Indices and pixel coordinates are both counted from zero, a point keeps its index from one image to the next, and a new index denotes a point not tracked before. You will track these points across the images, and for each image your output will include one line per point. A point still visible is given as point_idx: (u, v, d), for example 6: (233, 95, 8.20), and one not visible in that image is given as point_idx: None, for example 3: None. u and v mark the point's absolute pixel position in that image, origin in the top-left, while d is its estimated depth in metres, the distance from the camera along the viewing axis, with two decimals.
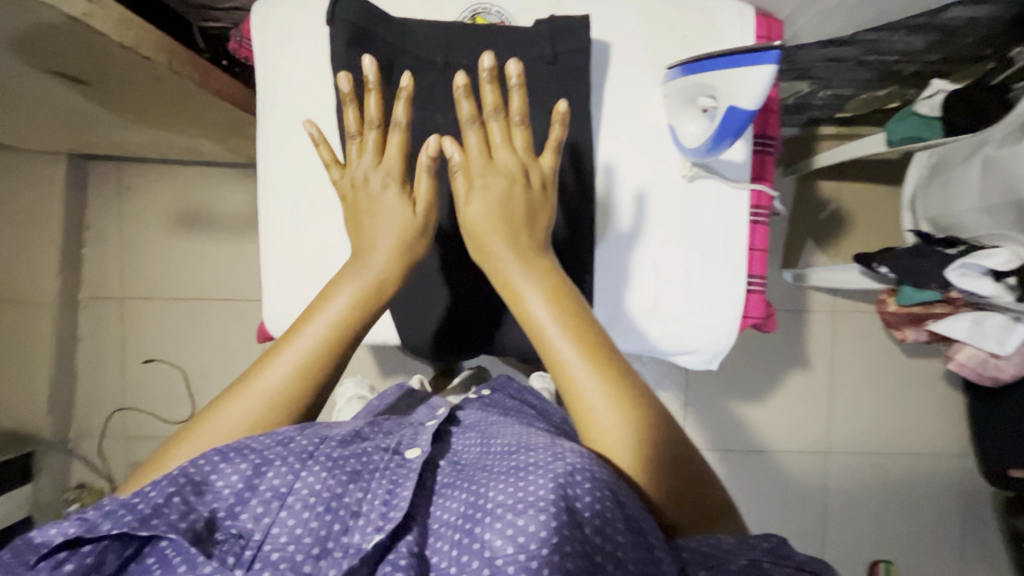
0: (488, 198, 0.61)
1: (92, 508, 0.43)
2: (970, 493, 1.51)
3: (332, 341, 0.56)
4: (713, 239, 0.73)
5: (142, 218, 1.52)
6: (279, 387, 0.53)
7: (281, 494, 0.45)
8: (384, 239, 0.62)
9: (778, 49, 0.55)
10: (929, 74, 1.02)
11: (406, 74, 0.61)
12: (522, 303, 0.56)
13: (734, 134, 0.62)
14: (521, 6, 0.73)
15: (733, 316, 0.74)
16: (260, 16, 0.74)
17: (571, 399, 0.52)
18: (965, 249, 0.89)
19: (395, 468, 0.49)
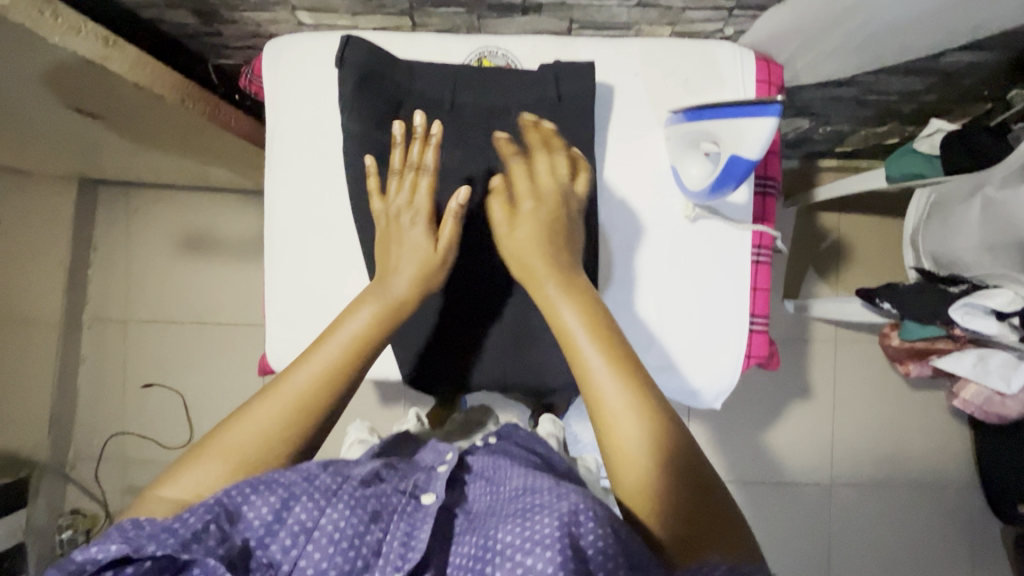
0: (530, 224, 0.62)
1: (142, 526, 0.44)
2: (978, 528, 1.48)
3: (356, 347, 0.56)
4: (716, 280, 0.73)
5: (146, 241, 1.53)
6: (304, 388, 0.53)
7: (308, 528, 0.45)
8: (407, 265, 0.63)
9: (780, 102, 0.56)
10: (928, 113, 1.03)
11: (419, 114, 0.66)
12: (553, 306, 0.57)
13: (736, 181, 0.62)
14: (526, 49, 0.74)
15: (736, 355, 0.74)
16: (270, 55, 0.75)
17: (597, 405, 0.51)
18: (967, 287, 0.88)
19: (411, 511, 0.48)
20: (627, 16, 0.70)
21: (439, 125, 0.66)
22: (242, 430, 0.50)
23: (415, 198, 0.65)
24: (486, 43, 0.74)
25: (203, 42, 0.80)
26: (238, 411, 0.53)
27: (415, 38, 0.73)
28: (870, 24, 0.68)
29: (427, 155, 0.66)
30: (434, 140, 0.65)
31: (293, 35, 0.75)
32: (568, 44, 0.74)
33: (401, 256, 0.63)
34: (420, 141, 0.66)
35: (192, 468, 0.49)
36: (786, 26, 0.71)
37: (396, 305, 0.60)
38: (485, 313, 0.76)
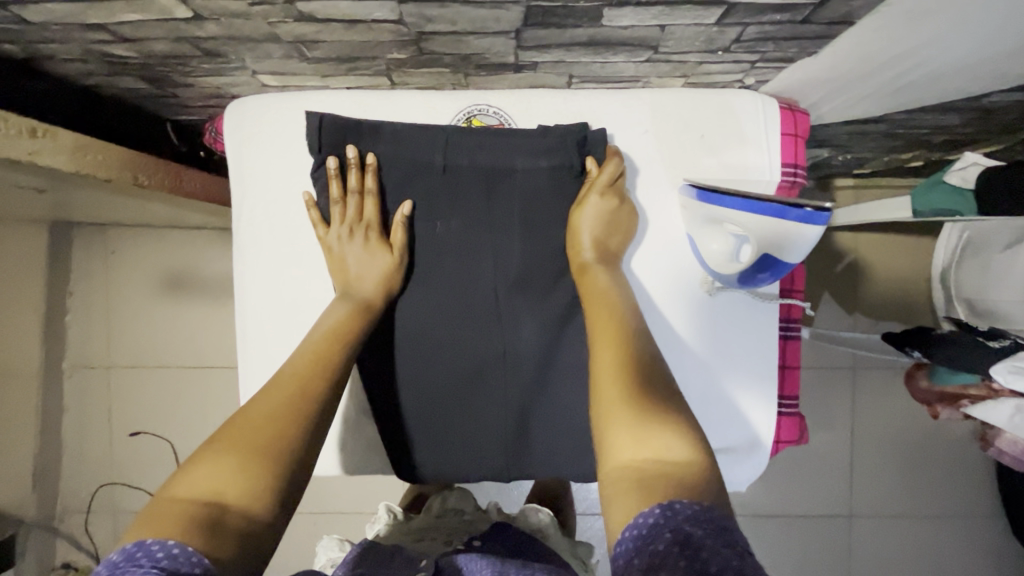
0: (591, 211, 0.62)
1: (180, 570, 0.40)
2: (1000, 555, 1.43)
3: (338, 332, 0.60)
4: (739, 362, 0.66)
5: (126, 283, 1.45)
6: (296, 368, 0.56)
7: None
8: (370, 268, 0.63)
9: (829, 211, 0.52)
10: (959, 143, 0.94)
11: (350, 146, 0.63)
12: (590, 276, 0.62)
13: (770, 275, 0.59)
14: (520, 106, 0.65)
15: (764, 442, 0.66)
16: (234, 120, 0.66)
17: (603, 360, 0.56)
18: (1009, 343, 0.80)
19: None
20: (634, 70, 0.62)
21: (372, 154, 0.63)
22: (239, 425, 0.51)
23: (363, 213, 0.64)
24: (475, 101, 0.65)
25: (159, 103, 0.72)
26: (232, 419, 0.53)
27: (396, 99, 0.65)
28: (913, 71, 0.60)
29: (366, 180, 0.64)
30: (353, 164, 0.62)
31: (257, 97, 0.66)
32: (567, 100, 0.65)
33: (360, 263, 0.63)
34: (355, 170, 0.63)
35: (195, 471, 0.47)
36: (816, 76, 0.62)
37: (363, 304, 0.62)
38: (486, 409, 0.66)
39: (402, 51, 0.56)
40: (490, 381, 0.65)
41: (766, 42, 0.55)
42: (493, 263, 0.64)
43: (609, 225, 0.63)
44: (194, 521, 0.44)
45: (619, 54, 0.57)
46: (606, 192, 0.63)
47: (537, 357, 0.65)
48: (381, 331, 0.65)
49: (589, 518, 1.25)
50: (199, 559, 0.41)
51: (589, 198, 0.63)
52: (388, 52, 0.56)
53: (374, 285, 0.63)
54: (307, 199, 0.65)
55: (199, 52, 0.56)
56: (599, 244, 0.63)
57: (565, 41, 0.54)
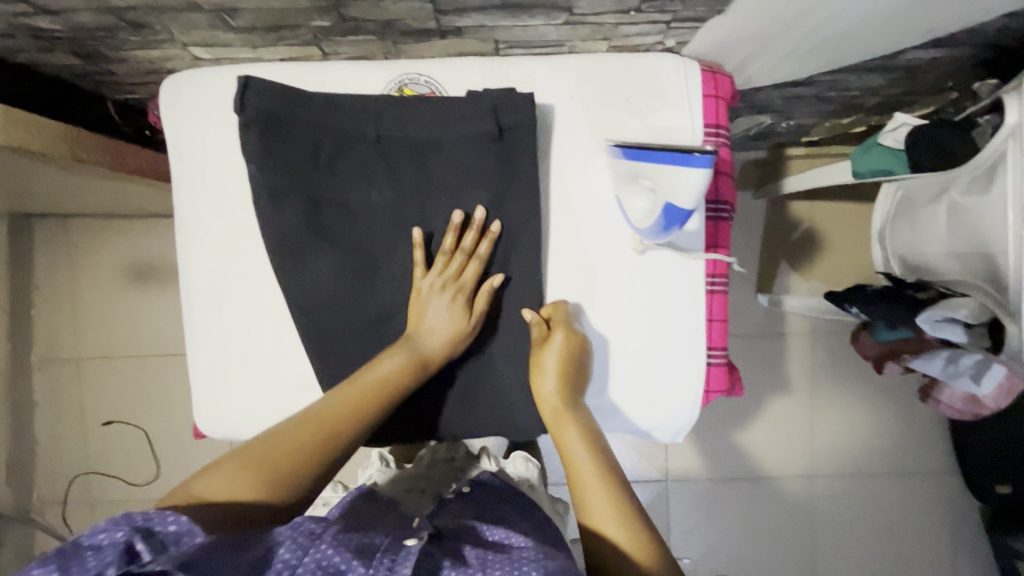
0: (552, 358, 0.64)
1: (154, 530, 0.45)
2: (955, 508, 1.48)
3: (383, 383, 0.62)
4: (659, 323, 0.69)
5: (91, 274, 1.45)
6: (334, 408, 0.59)
7: (292, 565, 0.44)
8: (435, 323, 0.65)
9: (710, 151, 0.53)
10: (893, 105, 0.98)
11: (479, 206, 0.65)
12: (561, 434, 0.65)
13: (679, 222, 0.60)
14: (450, 73, 0.67)
15: (626, 413, 0.70)
16: (170, 94, 0.67)
17: (588, 485, 0.62)
18: (934, 294, 0.83)
19: (394, 551, 0.48)
20: (556, 34, 0.64)
21: (497, 222, 0.66)
22: (271, 441, 0.56)
23: (463, 274, 0.66)
24: (406, 70, 0.67)
25: (96, 80, 0.73)
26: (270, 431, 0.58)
27: (327, 69, 0.66)
28: (823, 27, 0.63)
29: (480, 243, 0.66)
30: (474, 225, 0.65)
31: (191, 72, 0.67)
32: (496, 67, 0.67)
33: (433, 317, 0.65)
34: (474, 233, 0.66)
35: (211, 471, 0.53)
36: (732, 35, 0.65)
37: (420, 359, 0.64)
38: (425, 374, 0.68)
39: (324, 18, 0.58)
40: None
41: (673, 1, 0.57)
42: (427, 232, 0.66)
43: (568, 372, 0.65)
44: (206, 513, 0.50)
45: (537, 17, 0.59)
46: (568, 333, 0.65)
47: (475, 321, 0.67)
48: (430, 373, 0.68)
49: (557, 486, 1.29)
50: (173, 519, 0.46)
51: (555, 336, 0.65)
52: (310, 19, 0.58)
53: (437, 343, 0.65)
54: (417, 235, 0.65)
55: (124, 24, 0.57)
56: (563, 390, 0.65)
57: (481, 4, 0.56)
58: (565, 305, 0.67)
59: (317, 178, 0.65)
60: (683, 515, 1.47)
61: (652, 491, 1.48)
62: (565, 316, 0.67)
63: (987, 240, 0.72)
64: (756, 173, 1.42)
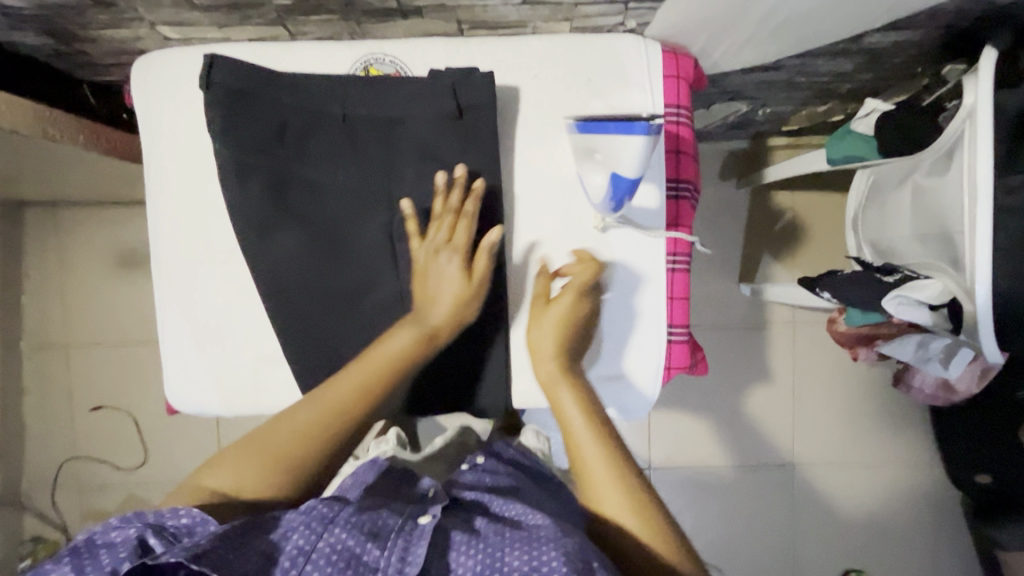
0: (550, 323, 0.66)
1: (166, 524, 0.49)
2: (937, 498, 1.49)
3: (391, 364, 0.62)
4: (622, 300, 0.71)
5: (80, 261, 1.46)
6: (344, 390, 0.61)
7: (306, 551, 0.48)
8: (445, 290, 0.64)
9: (648, 118, 0.56)
10: (866, 92, 0.98)
11: (458, 166, 0.65)
12: (556, 398, 0.65)
13: (626, 194, 0.63)
14: (414, 53, 0.68)
15: (633, 380, 0.72)
16: (139, 73, 0.69)
17: (591, 454, 0.60)
18: (901, 277, 0.83)
19: (410, 530, 0.51)
20: (517, 14, 0.65)
21: (479, 179, 0.64)
22: (275, 435, 0.59)
23: (455, 235, 0.65)
24: (371, 50, 0.68)
25: (70, 60, 0.74)
26: (278, 416, 0.61)
27: (293, 48, 0.68)
28: (780, 8, 0.64)
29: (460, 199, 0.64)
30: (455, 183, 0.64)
31: (160, 53, 0.68)
32: (460, 48, 0.68)
33: (439, 282, 0.64)
34: (460, 191, 0.65)
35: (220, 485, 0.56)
36: (691, 16, 0.66)
37: (429, 333, 0.64)
38: None
39: None
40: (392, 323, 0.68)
41: None
42: (393, 209, 0.68)
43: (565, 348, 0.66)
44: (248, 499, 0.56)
45: None
46: (579, 293, 0.67)
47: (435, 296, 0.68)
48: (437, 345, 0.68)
49: None
50: (186, 512, 0.51)
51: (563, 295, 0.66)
52: None
53: (446, 317, 0.64)
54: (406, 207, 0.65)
55: (89, 2, 0.59)
56: (561, 354, 0.66)
57: None
58: (593, 265, 0.67)
59: (283, 154, 0.66)
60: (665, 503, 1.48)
61: None
62: (592, 278, 0.67)
63: (949, 217, 0.72)
64: (738, 164, 1.42)
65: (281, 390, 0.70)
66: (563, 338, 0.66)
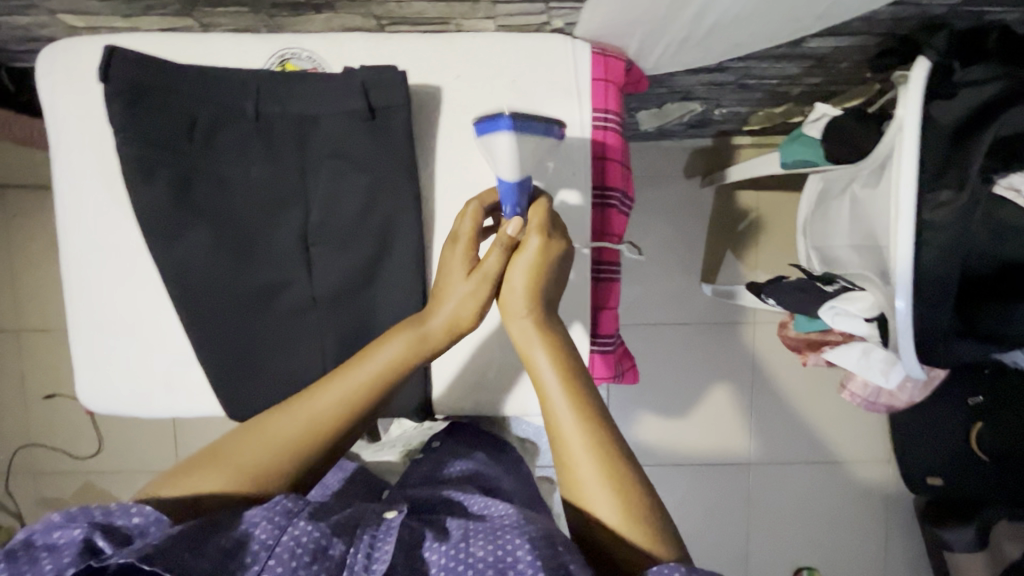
0: (523, 262, 0.61)
1: (118, 524, 0.45)
2: (890, 497, 1.51)
3: (381, 377, 0.59)
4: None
5: (28, 248, 1.40)
6: (327, 406, 0.57)
7: (269, 546, 0.45)
8: (450, 300, 0.62)
9: (508, 113, 0.54)
10: (819, 95, 0.96)
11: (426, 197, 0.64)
12: (530, 356, 0.60)
13: (513, 199, 0.60)
14: (332, 49, 0.66)
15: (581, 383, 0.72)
16: (42, 64, 0.66)
17: (571, 436, 0.55)
18: (841, 287, 0.82)
19: (375, 525, 0.50)
20: (436, 11, 0.63)
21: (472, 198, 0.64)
22: (250, 441, 0.54)
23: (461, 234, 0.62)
24: (288, 45, 0.66)
25: None
26: (258, 421, 0.57)
27: (205, 42, 0.65)
28: (708, 12, 0.62)
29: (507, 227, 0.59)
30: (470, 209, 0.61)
31: (66, 42, 0.66)
32: (379, 46, 0.66)
33: (448, 300, 0.62)
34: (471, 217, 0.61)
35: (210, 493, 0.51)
36: (618, 17, 0.63)
37: (423, 338, 0.61)
38: (303, 355, 0.67)
39: None
40: (304, 327, 0.67)
41: None
42: (308, 209, 0.66)
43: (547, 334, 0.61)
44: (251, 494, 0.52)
45: None
46: (541, 234, 0.61)
47: (345, 300, 0.67)
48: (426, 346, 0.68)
49: None
50: (139, 511, 0.46)
51: (529, 241, 0.60)
52: None
53: (443, 325, 0.62)
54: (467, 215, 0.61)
55: None
56: (535, 312, 0.61)
57: None
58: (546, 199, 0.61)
59: (189, 150, 0.63)
60: None
61: None
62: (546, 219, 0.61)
63: (877, 229, 0.71)
64: (703, 161, 1.40)
65: (193, 393, 0.69)
66: (535, 289, 0.61)
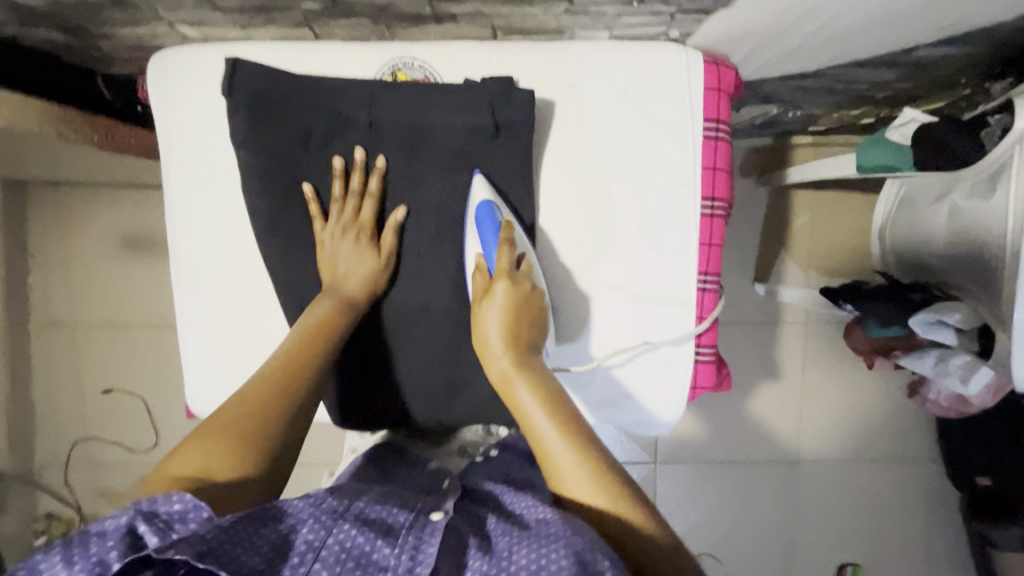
0: (497, 308, 0.59)
1: (159, 511, 0.42)
2: (937, 498, 1.51)
3: (307, 351, 0.58)
4: (633, 322, 0.70)
5: (87, 243, 1.37)
6: (252, 388, 0.54)
7: (315, 547, 0.42)
8: (353, 266, 0.65)
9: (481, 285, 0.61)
10: (902, 99, 0.95)
11: (357, 148, 0.65)
12: (513, 394, 0.56)
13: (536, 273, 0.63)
14: (444, 59, 0.66)
15: (637, 400, 0.71)
16: (155, 73, 0.66)
17: (545, 437, 0.52)
18: (927, 297, 0.84)
19: (419, 525, 0.46)
20: (557, 22, 0.63)
21: (381, 157, 0.65)
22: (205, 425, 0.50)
23: (359, 215, 0.65)
24: (400, 54, 0.66)
25: (84, 56, 0.73)
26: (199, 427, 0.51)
27: (319, 50, 0.65)
28: (831, 26, 0.61)
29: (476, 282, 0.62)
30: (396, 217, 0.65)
31: (178, 50, 0.66)
32: (491, 57, 0.66)
33: (347, 262, 0.65)
34: (360, 172, 0.65)
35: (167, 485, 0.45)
36: (737, 28, 0.63)
37: (344, 303, 0.63)
38: (413, 361, 0.68)
39: (314, 3, 0.57)
40: (414, 334, 0.68)
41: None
42: (420, 219, 0.66)
43: (519, 317, 0.60)
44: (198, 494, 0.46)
45: (537, 6, 0.59)
46: (512, 280, 0.60)
47: (452, 310, 0.68)
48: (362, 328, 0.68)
49: None
50: (180, 497, 0.42)
51: (497, 286, 0.60)
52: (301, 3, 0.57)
53: (357, 286, 0.65)
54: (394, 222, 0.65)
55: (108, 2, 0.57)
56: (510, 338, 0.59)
57: None
58: (509, 228, 0.60)
59: (307, 161, 0.65)
60: (671, 495, 1.50)
61: (639, 472, 1.50)
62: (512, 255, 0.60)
63: (990, 240, 0.71)
64: (759, 160, 1.39)
65: None
66: (512, 313, 0.59)
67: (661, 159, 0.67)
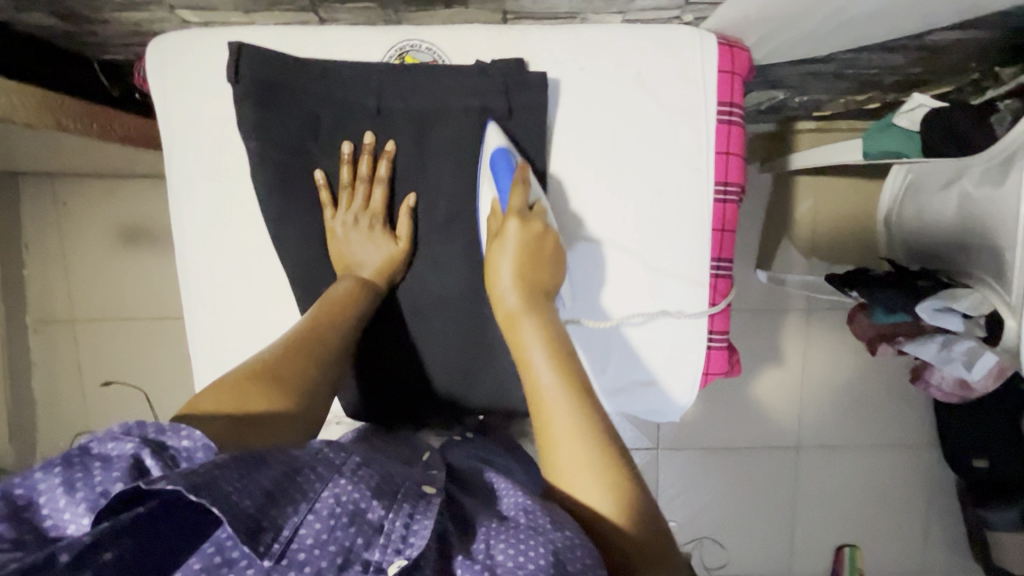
0: (508, 249, 0.59)
1: (167, 445, 0.37)
2: (934, 480, 1.53)
3: (324, 317, 0.58)
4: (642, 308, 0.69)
5: (82, 235, 1.35)
6: (272, 351, 0.52)
7: (310, 497, 0.37)
8: (372, 253, 0.64)
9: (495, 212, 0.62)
10: (910, 84, 0.95)
11: (367, 133, 0.64)
12: (518, 331, 0.55)
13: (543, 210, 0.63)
14: (454, 43, 0.65)
15: (644, 390, 0.72)
16: (154, 57, 0.64)
17: (544, 384, 0.50)
18: (935, 284, 0.84)
19: (414, 496, 0.40)
20: (569, 6, 0.64)
21: (390, 141, 0.64)
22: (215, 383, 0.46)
23: (371, 203, 0.64)
24: (408, 37, 0.64)
25: (80, 41, 0.71)
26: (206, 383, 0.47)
27: (324, 33, 0.63)
28: (846, 9, 0.61)
29: (491, 225, 0.62)
30: (408, 207, 0.65)
31: (177, 34, 0.64)
32: (501, 39, 0.65)
33: (363, 249, 0.64)
34: (370, 157, 0.64)
35: (194, 413, 0.43)
36: (753, 12, 0.62)
37: (365, 283, 0.63)
38: (426, 349, 0.68)
39: None
40: (429, 323, 0.68)
41: None
42: (432, 208, 0.66)
43: (530, 263, 0.59)
44: (225, 429, 0.42)
45: None
46: (524, 222, 0.60)
47: (466, 298, 0.67)
48: (380, 317, 0.67)
49: None
50: (189, 433, 0.38)
51: (507, 226, 0.60)
52: None
53: (376, 270, 0.64)
54: (410, 205, 0.65)
55: None
56: (519, 285, 0.58)
57: None
58: (527, 168, 0.61)
59: (315, 149, 0.64)
60: (674, 480, 1.51)
61: (642, 459, 1.51)
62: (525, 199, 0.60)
63: (999, 229, 0.73)
64: (762, 147, 1.38)
65: None
66: (523, 257, 0.59)
67: (675, 143, 0.67)
